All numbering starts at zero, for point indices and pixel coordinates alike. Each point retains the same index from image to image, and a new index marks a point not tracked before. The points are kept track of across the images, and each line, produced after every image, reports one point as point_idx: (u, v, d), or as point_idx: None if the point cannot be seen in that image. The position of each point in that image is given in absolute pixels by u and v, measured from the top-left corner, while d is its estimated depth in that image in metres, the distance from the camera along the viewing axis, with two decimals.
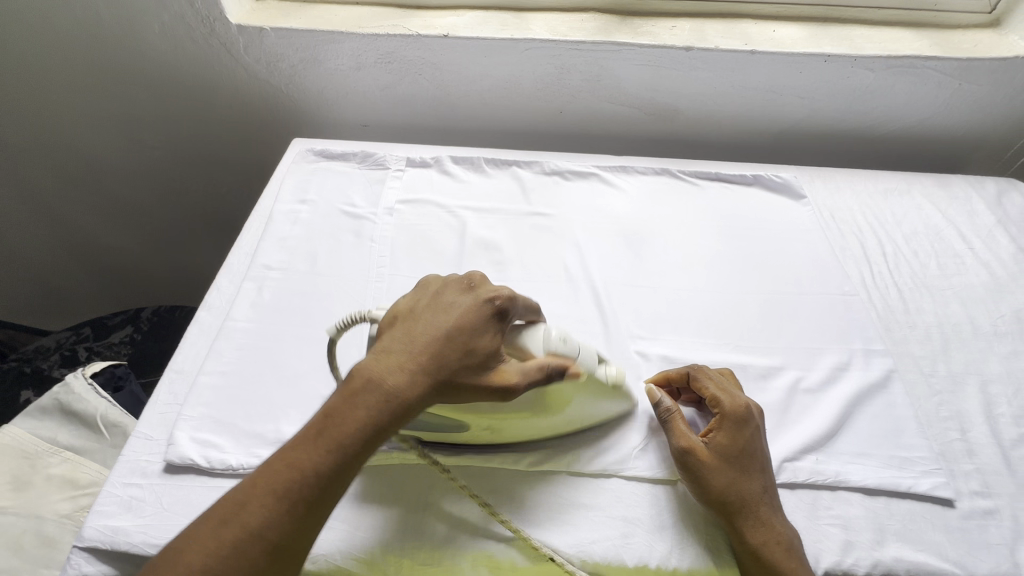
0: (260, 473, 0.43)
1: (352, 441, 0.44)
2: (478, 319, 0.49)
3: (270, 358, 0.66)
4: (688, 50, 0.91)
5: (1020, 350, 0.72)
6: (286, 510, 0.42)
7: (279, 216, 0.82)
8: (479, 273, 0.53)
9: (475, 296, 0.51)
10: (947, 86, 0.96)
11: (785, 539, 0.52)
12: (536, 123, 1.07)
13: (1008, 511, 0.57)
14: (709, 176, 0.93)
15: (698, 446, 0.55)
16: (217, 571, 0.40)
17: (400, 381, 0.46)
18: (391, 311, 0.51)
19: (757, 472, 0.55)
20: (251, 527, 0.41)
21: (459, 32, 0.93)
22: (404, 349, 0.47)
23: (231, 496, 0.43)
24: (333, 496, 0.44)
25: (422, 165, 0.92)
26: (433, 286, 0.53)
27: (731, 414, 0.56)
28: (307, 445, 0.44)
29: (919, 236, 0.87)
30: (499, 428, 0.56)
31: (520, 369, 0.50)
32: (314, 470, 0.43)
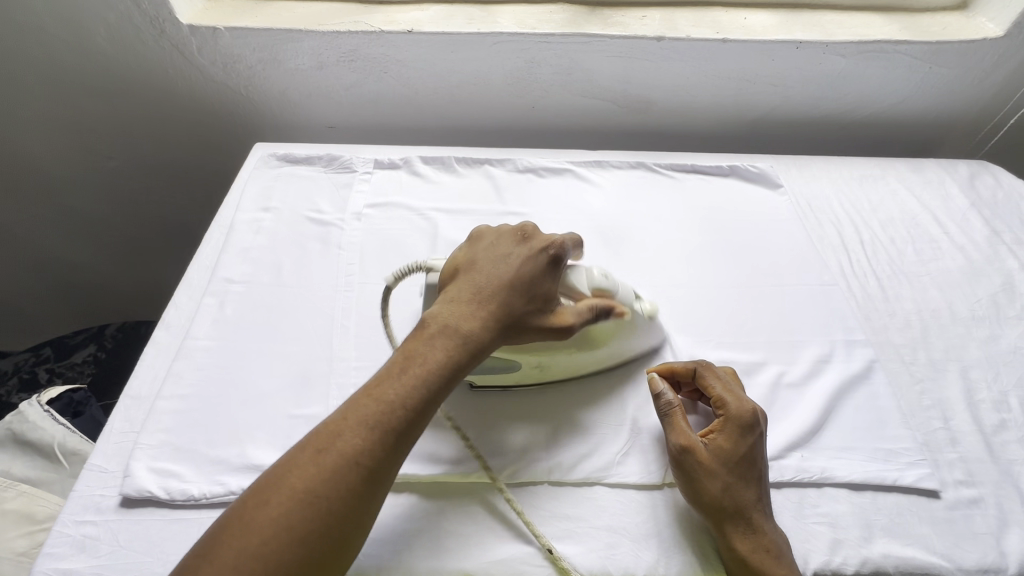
0: (350, 408, 0.46)
1: (433, 373, 0.48)
2: (538, 268, 0.55)
3: (233, 377, 0.62)
4: (659, 40, 0.89)
5: (998, 334, 0.72)
6: (379, 438, 0.45)
7: (241, 226, 0.79)
8: (530, 226, 0.59)
9: (531, 246, 0.57)
10: (919, 70, 0.95)
11: (774, 546, 0.50)
12: (507, 119, 1.04)
13: (992, 498, 0.57)
14: (685, 168, 0.92)
15: (698, 446, 0.54)
16: (320, 494, 0.42)
17: (470, 321, 0.51)
18: (452, 266, 0.57)
19: (756, 478, 0.53)
20: (349, 451, 0.44)
21: (423, 27, 0.89)
22: (469, 296, 0.53)
23: (322, 430, 0.45)
24: (417, 427, 0.47)
25: (390, 166, 0.89)
26: (487, 239, 0.59)
27: (735, 417, 0.55)
28: (391, 379, 0.48)
29: (895, 222, 0.86)
30: (546, 364, 0.60)
31: (575, 312, 0.55)
32: (401, 401, 0.46)
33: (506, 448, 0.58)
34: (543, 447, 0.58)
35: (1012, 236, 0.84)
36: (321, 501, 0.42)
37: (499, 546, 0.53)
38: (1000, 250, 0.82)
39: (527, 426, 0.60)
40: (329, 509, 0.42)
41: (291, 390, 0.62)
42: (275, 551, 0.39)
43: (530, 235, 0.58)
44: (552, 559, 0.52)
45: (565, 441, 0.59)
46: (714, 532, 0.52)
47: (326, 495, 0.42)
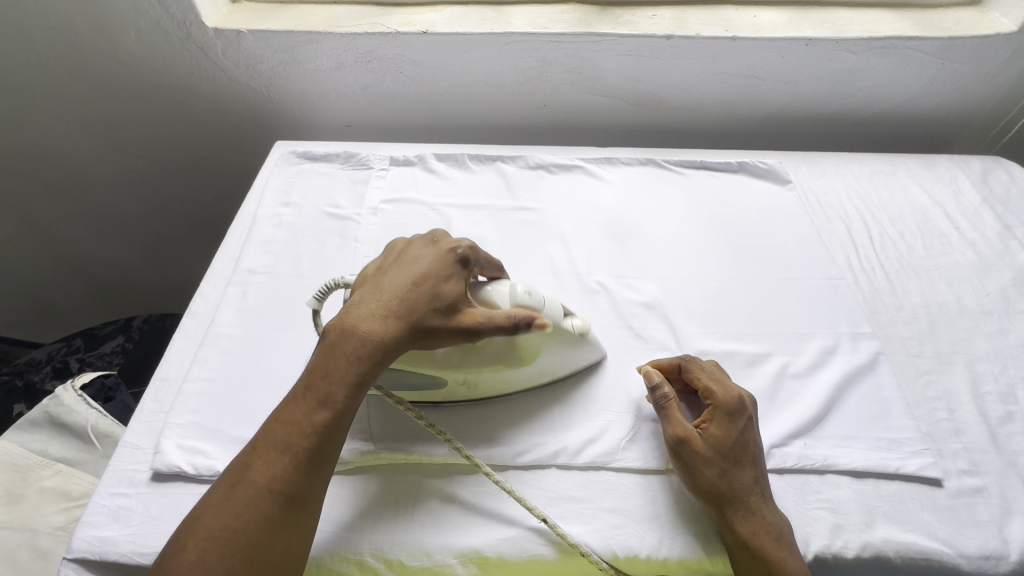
0: (261, 437, 0.49)
1: (334, 389, 0.49)
2: (439, 267, 0.55)
3: (255, 362, 0.66)
4: (669, 39, 0.91)
5: (1007, 327, 0.72)
6: (285, 462, 0.47)
7: (262, 220, 0.82)
8: (438, 231, 0.60)
9: (435, 247, 0.57)
10: (931, 66, 0.95)
11: (775, 528, 0.52)
12: (519, 118, 1.07)
13: (996, 488, 0.58)
14: (695, 165, 0.93)
15: (693, 436, 0.55)
16: (235, 524, 0.45)
17: (370, 328, 0.51)
18: (360, 278, 0.57)
19: (750, 463, 0.55)
20: (260, 479, 0.46)
21: (438, 28, 0.92)
22: (368, 300, 0.53)
23: (238, 462, 0.48)
24: (327, 444, 0.49)
25: (405, 163, 0.92)
26: (397, 248, 0.59)
27: (724, 405, 0.56)
28: (297, 402, 0.49)
29: (905, 217, 0.87)
30: (474, 381, 0.59)
31: (488, 313, 0.53)
32: (307, 421, 0.48)
33: (513, 433, 0.60)
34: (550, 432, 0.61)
35: None
36: (236, 534, 0.44)
37: (507, 524, 0.55)
38: (1011, 245, 0.82)
39: (534, 413, 0.62)
40: (246, 535, 0.45)
41: None
42: None
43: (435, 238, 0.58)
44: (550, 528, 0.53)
45: (571, 430, 0.61)
46: (715, 518, 0.54)
47: (240, 527, 0.44)
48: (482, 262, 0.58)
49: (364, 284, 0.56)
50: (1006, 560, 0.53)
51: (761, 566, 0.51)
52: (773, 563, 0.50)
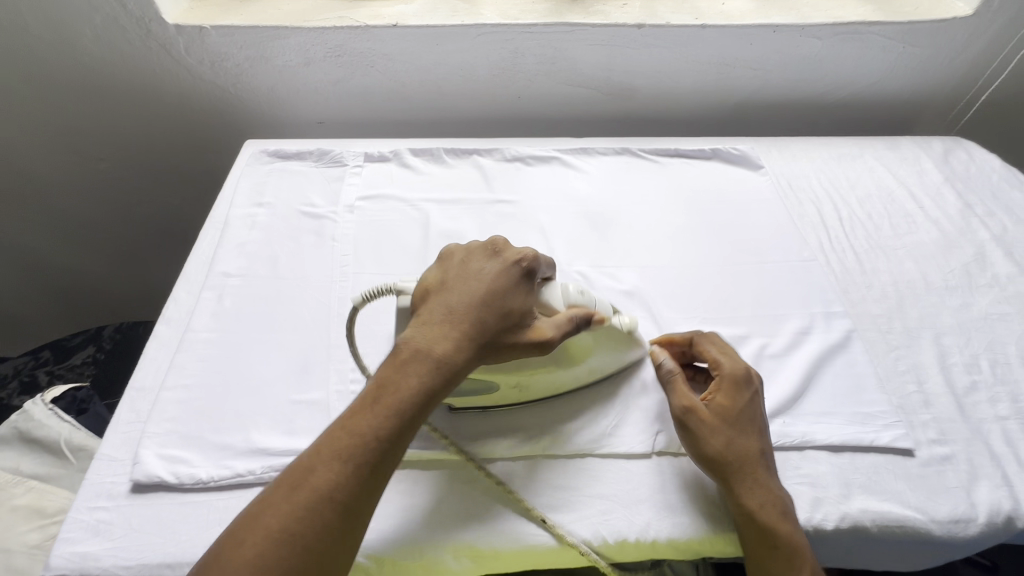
0: (322, 444, 0.47)
1: (407, 402, 0.48)
2: (509, 284, 0.54)
3: (235, 367, 0.64)
4: (640, 28, 0.92)
5: (969, 302, 0.75)
6: (350, 473, 0.45)
7: (236, 222, 0.80)
8: (500, 239, 0.59)
9: (503, 260, 0.56)
10: (892, 50, 0.98)
11: (779, 498, 0.53)
12: (494, 111, 1.06)
13: (963, 455, 0.60)
14: (669, 153, 0.94)
15: (700, 407, 0.57)
16: (296, 532, 0.43)
17: (444, 344, 0.50)
18: (422, 284, 0.55)
19: (756, 433, 0.56)
20: (322, 488, 0.44)
21: (408, 21, 0.91)
22: (442, 315, 0.52)
23: (295, 467, 0.46)
24: (391, 459, 0.48)
25: (380, 159, 0.91)
26: (459, 254, 0.58)
27: (730, 375, 0.58)
28: (364, 411, 0.48)
29: (873, 198, 0.89)
30: (527, 384, 0.59)
31: (553, 325, 0.55)
32: (374, 433, 0.47)
33: (501, 424, 0.61)
34: (541, 423, 0.61)
35: (984, 208, 0.88)
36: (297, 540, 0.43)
37: (501, 518, 0.55)
38: (972, 222, 0.85)
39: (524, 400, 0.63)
40: (304, 545, 0.43)
41: (292, 376, 0.64)
42: None
43: (499, 248, 0.58)
44: (548, 528, 0.54)
45: (560, 417, 0.62)
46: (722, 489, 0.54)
47: (301, 534, 0.43)
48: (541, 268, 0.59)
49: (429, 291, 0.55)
50: (974, 523, 0.55)
51: (765, 535, 0.52)
52: (779, 531, 0.52)
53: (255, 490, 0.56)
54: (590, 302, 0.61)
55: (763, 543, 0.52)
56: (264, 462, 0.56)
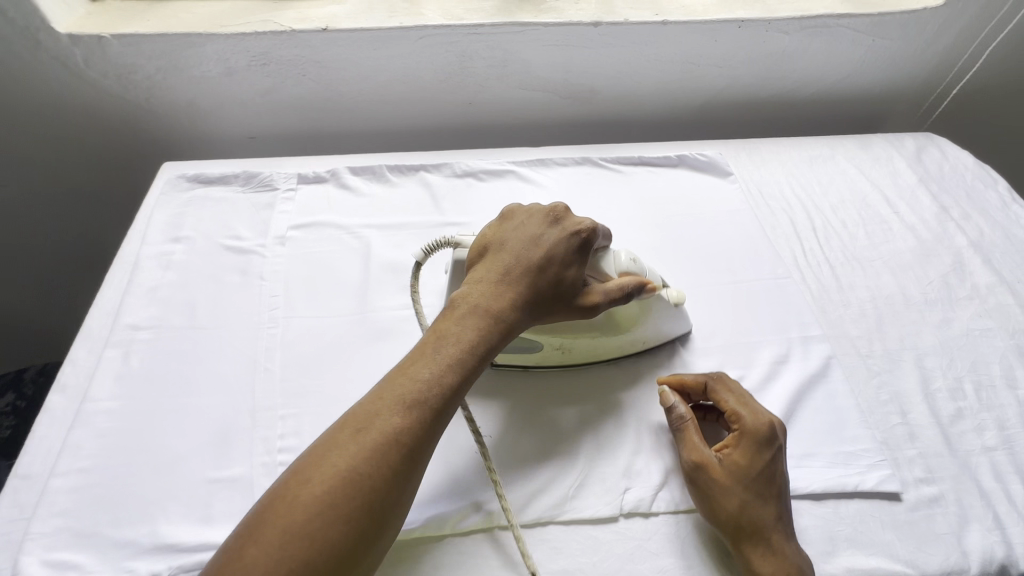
0: (386, 389, 0.46)
1: (469, 352, 0.49)
2: (568, 249, 0.55)
3: (141, 442, 0.56)
4: (597, 26, 0.84)
5: (950, 317, 0.70)
6: (416, 416, 0.45)
7: (147, 262, 0.71)
8: (561, 206, 0.58)
9: (561, 227, 0.57)
10: (862, 43, 0.93)
11: (795, 569, 0.48)
12: (444, 120, 0.97)
13: (952, 495, 0.56)
14: (633, 162, 0.87)
15: (710, 462, 0.53)
16: (363, 471, 0.42)
17: (502, 301, 0.52)
18: (478, 246, 0.57)
19: (776, 492, 0.52)
20: (389, 432, 0.44)
21: (339, 23, 0.82)
22: (497, 275, 0.53)
23: (358, 411, 0.45)
24: (451, 408, 0.47)
25: (316, 180, 0.82)
26: (517, 218, 0.59)
27: (751, 430, 0.53)
28: (427, 359, 0.48)
29: (846, 204, 0.84)
30: (569, 347, 0.61)
31: (603, 291, 0.55)
32: (437, 381, 0.47)
33: (449, 492, 0.54)
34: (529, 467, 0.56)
35: (960, 212, 0.84)
36: (364, 480, 0.42)
37: None
38: (949, 227, 0.81)
39: (476, 461, 0.56)
40: (371, 487, 0.42)
41: (209, 450, 0.55)
42: (319, 529, 0.39)
43: (558, 216, 0.58)
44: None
45: (520, 478, 0.55)
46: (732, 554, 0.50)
47: (369, 474, 0.42)
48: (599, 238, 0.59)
49: (484, 255, 0.56)
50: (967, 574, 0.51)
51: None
52: None
53: None
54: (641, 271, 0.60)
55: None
56: (172, 562, 0.49)
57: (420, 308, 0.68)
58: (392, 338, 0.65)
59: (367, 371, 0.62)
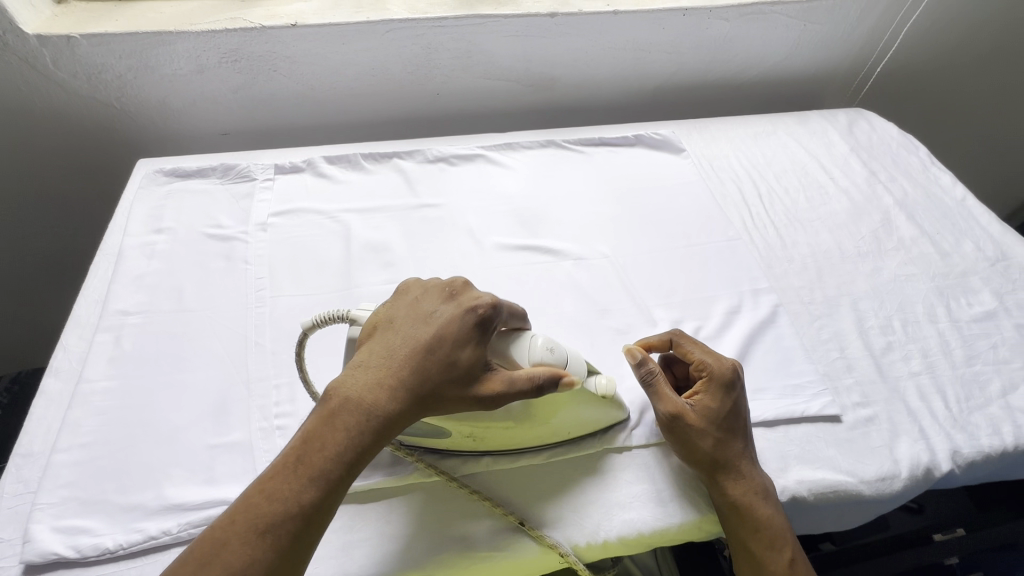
0: (241, 507, 0.43)
1: (333, 465, 0.44)
2: (461, 330, 0.49)
3: (140, 417, 0.58)
4: (553, 16, 0.90)
5: (880, 266, 0.79)
6: (267, 545, 0.41)
7: (132, 253, 0.73)
8: (460, 281, 0.53)
9: (457, 304, 0.51)
10: (795, 28, 1.01)
11: (761, 488, 0.55)
12: (414, 111, 1.02)
13: (884, 415, 0.63)
14: (594, 143, 0.94)
15: (685, 410, 0.56)
16: None
17: (377, 399, 0.46)
18: (370, 324, 0.51)
19: (741, 429, 0.57)
20: (233, 566, 0.40)
21: (308, 20, 0.85)
22: (378, 364, 0.48)
23: (208, 536, 0.42)
24: (311, 527, 0.43)
25: (293, 170, 0.85)
26: (413, 291, 0.53)
27: (719, 377, 0.57)
28: (286, 473, 0.44)
29: (787, 173, 0.92)
30: (480, 436, 0.55)
31: (507, 379, 0.49)
32: (297, 499, 0.43)
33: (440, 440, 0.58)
34: None
35: (887, 175, 0.93)
36: None
37: (456, 537, 0.53)
38: (877, 189, 0.90)
39: None
40: None
41: (207, 420, 0.58)
42: None
43: (457, 290, 0.52)
44: (527, 531, 0.54)
45: None
46: (706, 482, 0.56)
47: None
48: (504, 315, 0.52)
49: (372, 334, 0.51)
50: (898, 478, 0.59)
51: (754, 531, 0.54)
52: (758, 520, 0.54)
53: (172, 552, 0.50)
54: (561, 360, 0.53)
55: (752, 538, 0.54)
56: (181, 519, 0.51)
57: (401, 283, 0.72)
58: None
59: None
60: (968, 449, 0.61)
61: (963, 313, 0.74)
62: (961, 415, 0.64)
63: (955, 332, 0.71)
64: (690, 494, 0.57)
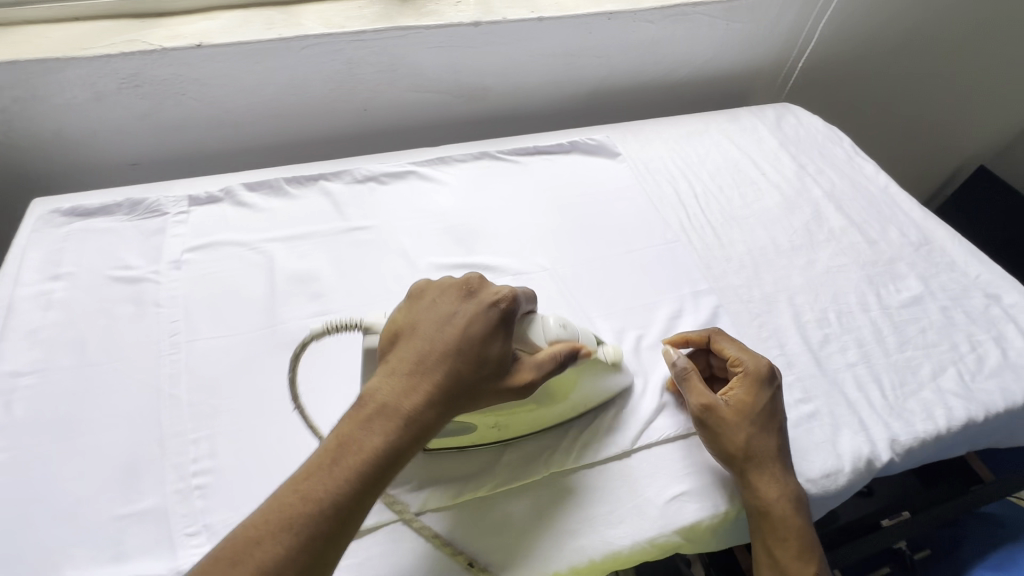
0: (273, 506, 0.42)
1: (368, 464, 0.44)
2: (486, 328, 0.50)
3: (35, 492, 0.52)
4: (477, 26, 0.88)
5: (813, 259, 0.80)
6: (302, 543, 0.41)
7: (25, 304, 0.66)
8: (476, 277, 0.53)
9: (478, 302, 0.51)
10: (719, 27, 1.03)
11: (791, 496, 0.55)
12: (341, 129, 0.97)
13: (826, 409, 0.64)
14: (529, 151, 0.92)
15: (719, 404, 0.57)
16: None
17: (410, 399, 0.46)
18: (391, 328, 0.52)
19: (774, 431, 0.57)
20: (267, 564, 0.40)
21: (215, 39, 0.80)
22: (409, 364, 0.48)
23: (239, 535, 0.41)
24: (350, 527, 0.43)
25: (209, 200, 0.79)
26: (434, 290, 0.53)
27: (754, 373, 0.58)
28: (321, 472, 0.43)
29: (721, 171, 0.93)
30: (506, 423, 0.56)
31: (535, 365, 0.52)
32: (331, 497, 0.42)
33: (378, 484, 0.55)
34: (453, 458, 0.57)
35: (815, 167, 0.96)
36: None
37: None
38: (807, 182, 0.92)
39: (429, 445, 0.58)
40: None
41: (115, 487, 0.53)
42: None
43: (475, 289, 0.52)
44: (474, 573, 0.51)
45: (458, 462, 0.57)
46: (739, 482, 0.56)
47: None
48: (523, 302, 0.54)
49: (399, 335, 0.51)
50: (842, 473, 0.59)
51: (773, 528, 0.54)
52: (785, 524, 0.54)
53: None
54: (573, 334, 0.58)
55: (771, 534, 0.54)
56: None
57: (331, 315, 0.68)
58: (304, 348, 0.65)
59: (282, 381, 0.61)
60: (905, 436, 0.62)
61: (893, 300, 0.76)
62: (896, 402, 0.65)
63: (886, 319, 0.73)
64: (641, 513, 0.55)
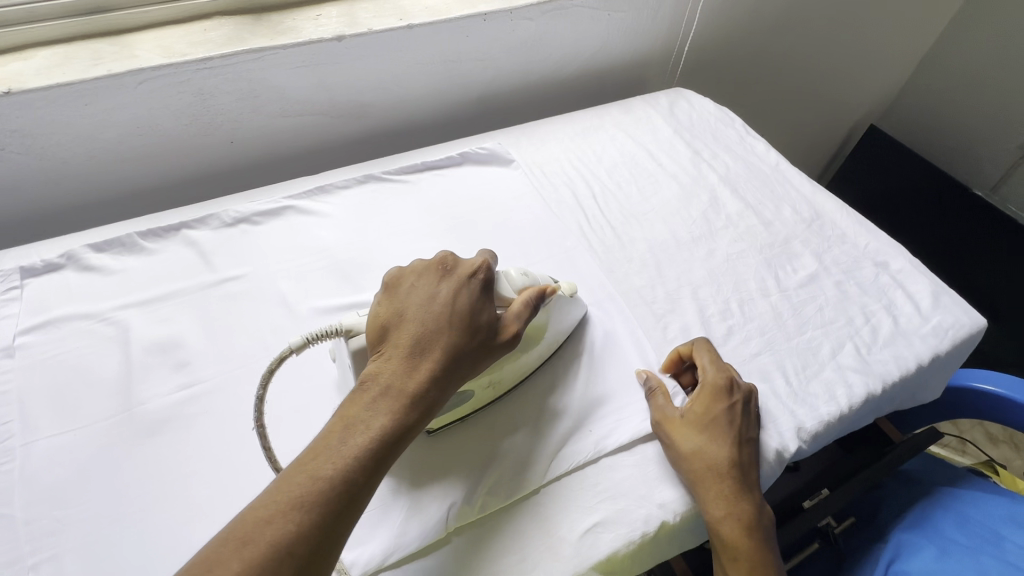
0: (281, 488, 0.42)
1: (377, 436, 0.45)
2: (471, 300, 0.53)
3: None
4: (341, 40, 0.81)
5: (713, 248, 0.80)
6: (316, 517, 0.41)
7: None
8: (450, 256, 0.56)
9: (457, 278, 0.54)
10: (601, 18, 1.00)
11: (741, 516, 0.55)
12: (207, 165, 0.88)
13: None
14: (417, 168, 0.86)
15: (674, 417, 0.59)
16: None
17: (409, 374, 0.48)
18: (376, 313, 0.53)
19: (725, 445, 0.57)
20: (280, 540, 0.39)
21: (27, 82, 0.69)
22: (403, 342, 0.50)
23: (246, 518, 0.40)
24: (360, 500, 0.43)
25: (46, 269, 0.69)
26: (412, 274, 0.55)
27: (711, 385, 0.60)
28: (328, 448, 0.44)
29: (618, 166, 0.91)
30: (498, 380, 0.59)
31: (513, 317, 0.55)
32: (341, 471, 0.43)
33: None
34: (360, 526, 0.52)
35: (709, 152, 0.95)
36: None
37: None
38: (702, 168, 0.92)
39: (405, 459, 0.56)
40: None
41: None
42: None
43: (451, 266, 0.55)
44: None
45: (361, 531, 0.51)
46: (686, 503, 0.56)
47: None
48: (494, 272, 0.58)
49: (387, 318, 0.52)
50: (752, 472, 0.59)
51: (723, 545, 0.55)
52: (736, 543, 0.54)
53: None
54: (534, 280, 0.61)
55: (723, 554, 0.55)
56: None
57: (201, 384, 0.61)
58: (168, 429, 0.57)
59: (142, 475, 0.54)
60: (811, 422, 0.62)
61: (791, 281, 0.76)
62: (800, 388, 0.65)
63: (786, 302, 0.73)
64: (556, 554, 0.52)
